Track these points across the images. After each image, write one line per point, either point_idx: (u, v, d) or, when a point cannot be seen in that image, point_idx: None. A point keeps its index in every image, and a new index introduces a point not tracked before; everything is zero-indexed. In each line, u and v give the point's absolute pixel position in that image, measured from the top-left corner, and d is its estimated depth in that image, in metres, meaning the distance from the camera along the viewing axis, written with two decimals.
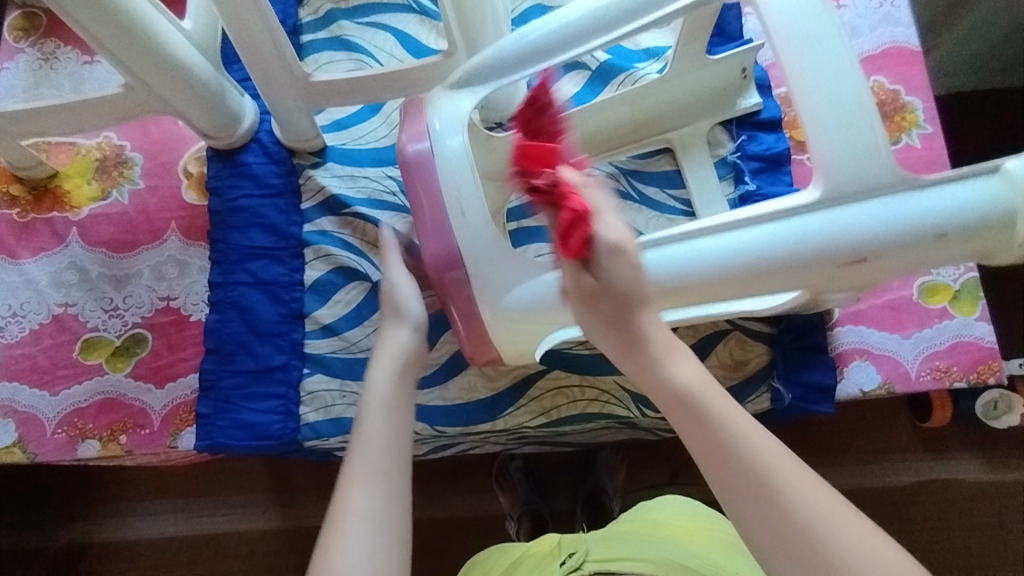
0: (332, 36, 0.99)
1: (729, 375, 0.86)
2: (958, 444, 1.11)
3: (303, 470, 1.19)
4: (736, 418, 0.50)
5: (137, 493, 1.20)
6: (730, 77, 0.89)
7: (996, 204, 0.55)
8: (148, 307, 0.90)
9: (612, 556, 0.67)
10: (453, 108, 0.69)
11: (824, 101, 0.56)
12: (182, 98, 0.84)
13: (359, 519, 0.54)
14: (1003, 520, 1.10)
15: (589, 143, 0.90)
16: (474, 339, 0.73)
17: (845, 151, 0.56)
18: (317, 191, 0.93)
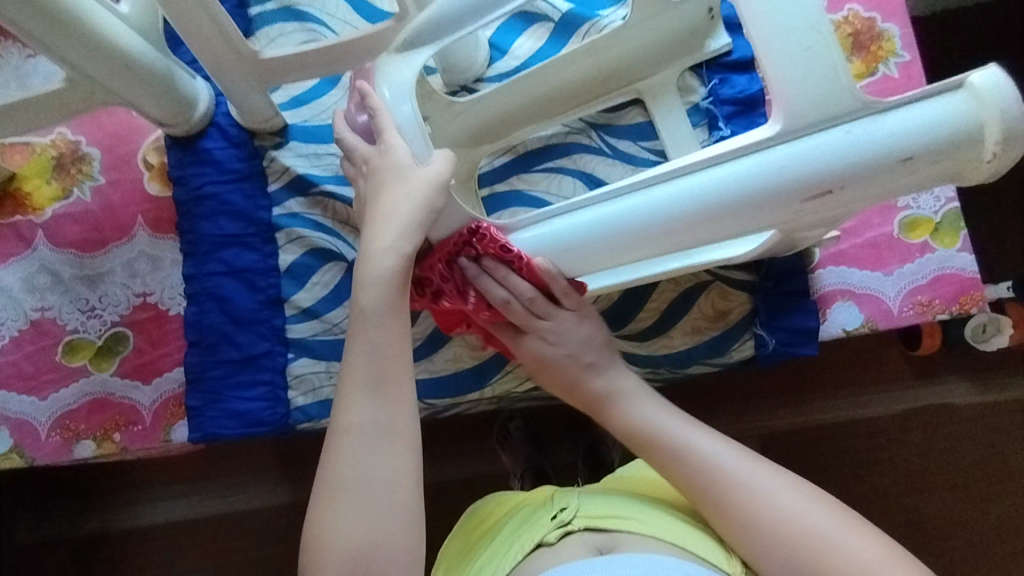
0: (281, 6, 0.95)
1: (711, 326, 0.86)
2: (949, 370, 1.13)
3: (307, 447, 1.20)
4: (723, 471, 0.66)
5: (148, 481, 1.23)
6: (697, 19, 0.84)
7: (964, 122, 0.51)
8: (124, 305, 0.89)
9: (604, 511, 0.69)
10: (401, 73, 0.65)
11: (776, 31, 0.53)
12: (129, 87, 0.80)
13: (359, 427, 0.59)
14: (994, 439, 1.12)
15: (556, 100, 0.87)
16: (449, 310, 0.76)
17: (801, 81, 0.54)
18: (283, 172, 0.91)
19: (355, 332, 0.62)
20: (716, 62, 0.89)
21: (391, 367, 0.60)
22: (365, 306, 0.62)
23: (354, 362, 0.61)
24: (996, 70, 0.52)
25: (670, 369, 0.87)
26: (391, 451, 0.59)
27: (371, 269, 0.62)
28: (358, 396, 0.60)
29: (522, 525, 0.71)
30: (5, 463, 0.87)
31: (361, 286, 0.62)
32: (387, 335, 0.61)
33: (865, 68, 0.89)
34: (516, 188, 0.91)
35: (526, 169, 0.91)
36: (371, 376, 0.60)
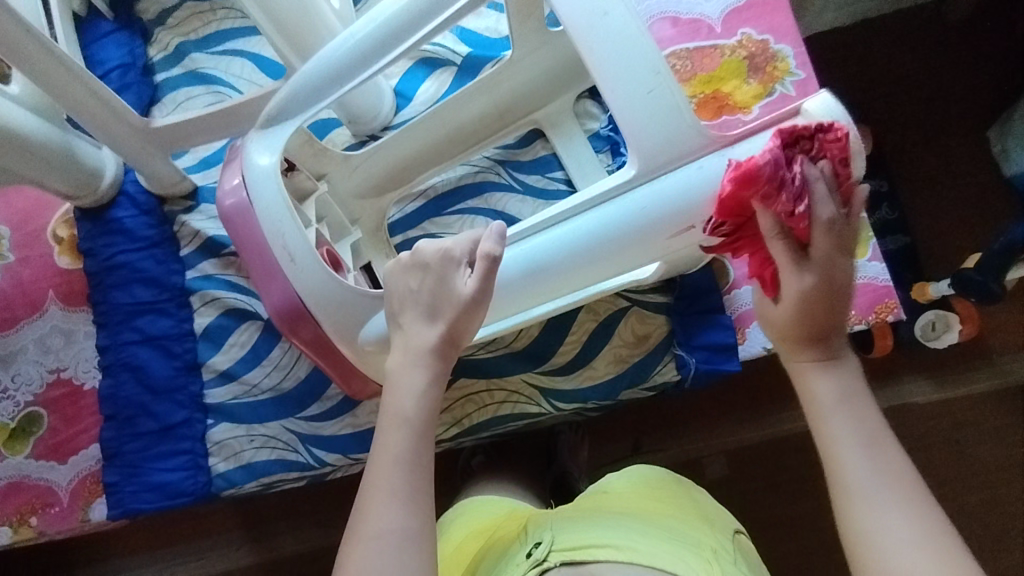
0: (187, 71, 0.95)
1: (633, 352, 0.85)
2: (906, 369, 1.12)
3: (266, 502, 1.18)
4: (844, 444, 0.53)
5: (102, 554, 1.19)
6: None
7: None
8: (38, 383, 0.87)
9: (579, 544, 0.64)
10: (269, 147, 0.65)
11: (619, 78, 0.55)
12: (26, 167, 0.80)
13: (372, 539, 0.53)
14: (958, 435, 1.11)
15: (454, 140, 0.88)
16: (344, 372, 0.74)
17: (647, 122, 0.55)
18: (193, 236, 0.90)
19: (382, 439, 0.58)
20: None
21: (426, 475, 0.57)
22: (397, 414, 0.58)
23: (383, 469, 0.56)
24: (828, 97, 0.56)
25: (596, 403, 0.86)
26: (411, 569, 0.52)
27: (405, 379, 0.59)
28: (388, 502, 0.54)
29: (499, 568, 0.67)
30: None
31: (394, 393, 0.59)
32: (422, 444, 0.57)
33: (763, 88, 0.91)
34: (429, 232, 0.91)
35: (438, 212, 0.91)
36: (407, 483, 0.55)
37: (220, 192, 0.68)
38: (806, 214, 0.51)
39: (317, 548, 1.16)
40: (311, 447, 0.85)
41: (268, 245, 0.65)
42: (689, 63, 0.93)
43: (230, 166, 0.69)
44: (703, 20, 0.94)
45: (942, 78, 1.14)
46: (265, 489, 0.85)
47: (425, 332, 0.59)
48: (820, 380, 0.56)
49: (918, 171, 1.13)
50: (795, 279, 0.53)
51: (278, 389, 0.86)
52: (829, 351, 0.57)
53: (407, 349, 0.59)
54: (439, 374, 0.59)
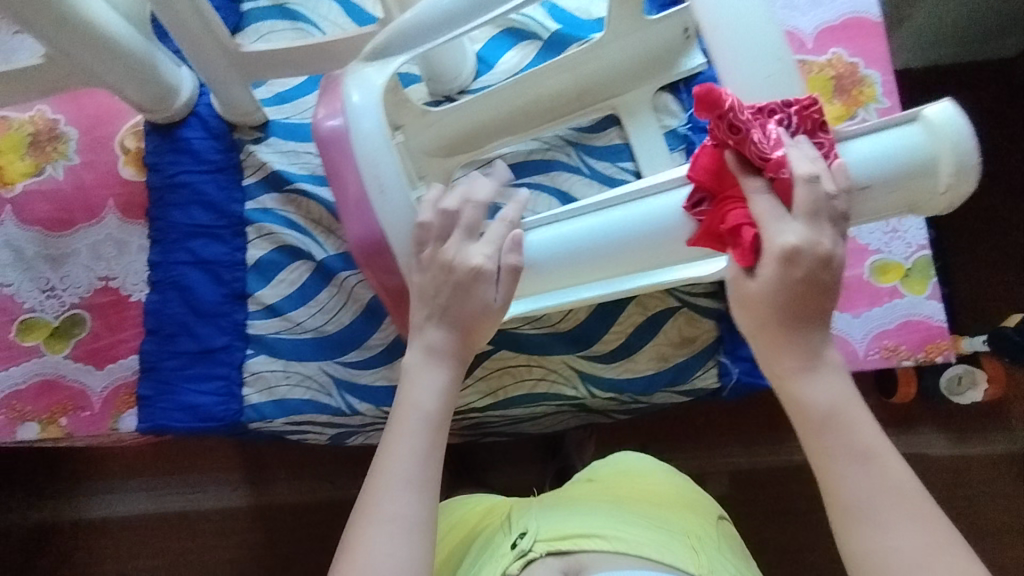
0: (274, 4, 0.95)
1: (677, 352, 0.85)
2: (924, 418, 1.12)
3: (268, 446, 1.20)
4: (870, 433, 0.53)
5: (104, 470, 1.20)
6: (673, 38, 0.85)
7: (921, 155, 0.52)
8: (86, 287, 0.88)
9: (564, 533, 0.65)
10: (369, 80, 0.62)
11: (741, 56, 0.54)
12: (111, 72, 0.80)
13: (383, 522, 0.55)
14: (965, 492, 1.11)
15: (532, 113, 0.87)
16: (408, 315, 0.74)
17: (760, 104, 0.54)
18: (259, 167, 0.90)
19: (394, 429, 0.60)
20: (697, 87, 0.90)
21: (434, 466, 0.59)
22: (415, 406, 0.61)
23: (393, 457, 0.59)
24: (952, 106, 0.52)
25: (631, 396, 0.85)
26: (416, 551, 0.55)
27: (423, 376, 0.63)
28: (395, 490, 0.57)
29: (482, 554, 0.68)
30: None
31: (413, 386, 0.62)
32: (432, 436, 0.60)
33: (845, 110, 0.90)
34: None
35: None
36: (417, 472, 0.58)
37: (316, 118, 0.67)
38: (781, 157, 0.49)
39: (317, 499, 1.17)
40: (345, 393, 0.85)
41: (362, 180, 0.62)
42: None
43: (329, 94, 0.67)
44: (797, 33, 0.93)
45: (1019, 131, 1.12)
46: (293, 427, 0.86)
47: (441, 335, 0.63)
48: (814, 386, 0.53)
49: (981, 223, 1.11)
50: (763, 209, 0.50)
51: (320, 331, 0.86)
52: (818, 347, 0.53)
53: (428, 349, 0.63)
54: (457, 372, 0.64)
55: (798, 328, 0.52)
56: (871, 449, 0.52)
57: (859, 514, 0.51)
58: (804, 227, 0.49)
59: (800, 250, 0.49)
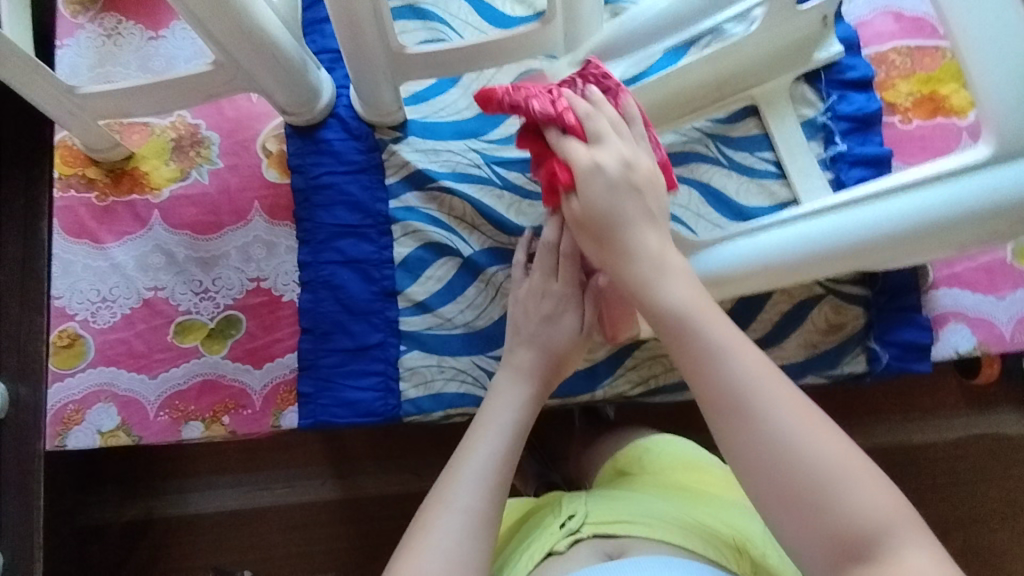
0: (406, 4, 0.96)
1: (824, 339, 0.86)
2: (1002, 399, 1.14)
3: (356, 440, 1.22)
4: (762, 371, 0.51)
5: (198, 469, 1.21)
6: (812, 28, 0.83)
7: None
8: (238, 289, 0.90)
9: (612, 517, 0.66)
10: None
11: (989, 51, 0.54)
12: (267, 73, 0.82)
13: (458, 512, 0.57)
14: None
15: (673, 105, 0.88)
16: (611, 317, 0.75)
17: (1017, 102, 0.54)
18: (402, 166, 0.91)
19: (475, 430, 0.64)
20: (835, 75, 0.91)
21: (507, 471, 0.61)
22: (495, 414, 0.66)
23: (472, 455, 0.62)
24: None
25: None
26: (479, 547, 0.56)
27: (510, 390, 0.68)
28: (469, 484, 0.59)
29: (535, 529, 0.69)
30: (112, 440, 0.87)
31: (497, 399, 0.67)
32: (513, 444, 0.63)
33: None
34: None
35: None
36: (492, 472, 0.60)
37: None
38: (566, 107, 0.63)
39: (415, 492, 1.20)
40: None
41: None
42: (909, 61, 0.92)
43: None
44: (928, 19, 0.93)
45: None
46: (448, 421, 0.87)
47: (533, 355, 0.71)
48: (669, 288, 0.56)
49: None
50: (580, 151, 0.61)
51: (471, 326, 0.88)
52: (679, 293, 0.56)
53: (515, 368, 0.70)
54: (537, 393, 0.69)
55: (613, 231, 0.60)
56: (769, 389, 0.50)
57: (777, 458, 0.48)
58: (625, 144, 0.62)
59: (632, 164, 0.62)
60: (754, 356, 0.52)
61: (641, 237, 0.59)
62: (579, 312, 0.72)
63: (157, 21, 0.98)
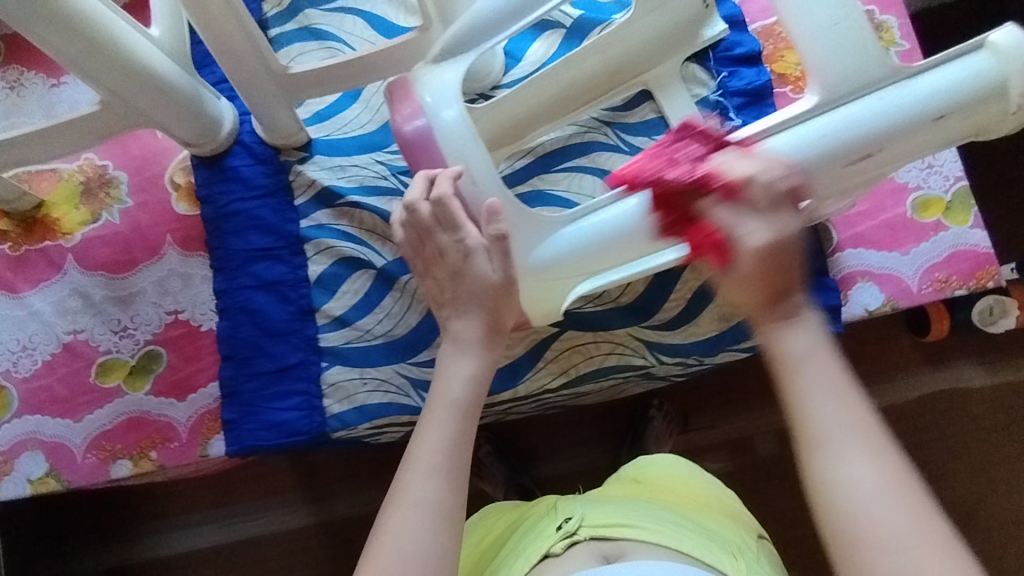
0: (301, 27, 0.97)
1: (736, 311, 0.88)
2: (959, 353, 1.13)
3: (325, 461, 1.21)
4: (838, 401, 0.48)
5: (170, 509, 1.21)
6: (694, 9, 0.88)
7: (992, 78, 0.61)
8: (157, 323, 0.90)
9: (609, 521, 0.67)
10: (443, 79, 0.68)
11: (807, 8, 0.61)
12: (159, 109, 0.83)
13: (412, 508, 0.54)
14: (1010, 418, 1.13)
15: (569, 98, 0.89)
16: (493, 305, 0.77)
17: (834, 52, 0.61)
18: (309, 185, 0.92)
19: (428, 418, 0.60)
20: (723, 53, 0.93)
21: (463, 454, 0.58)
22: (445, 397, 0.60)
23: (425, 442, 0.58)
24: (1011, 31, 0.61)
25: (698, 358, 0.88)
26: (442, 545, 0.54)
27: (454, 367, 0.62)
28: (423, 474, 0.56)
29: (526, 534, 0.70)
30: (43, 488, 0.86)
31: (446, 381, 0.62)
32: (464, 428, 0.59)
33: None
34: (538, 189, 0.92)
35: (546, 169, 0.93)
36: (443, 459, 0.57)
37: (394, 122, 0.70)
38: (716, 172, 0.57)
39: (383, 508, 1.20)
40: (423, 392, 0.87)
41: (450, 171, 0.68)
42: None
43: (402, 97, 0.70)
44: None
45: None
46: (375, 432, 0.88)
47: (471, 324, 0.64)
48: (790, 332, 0.51)
49: (1017, 145, 1.12)
50: (744, 225, 0.52)
51: (390, 335, 0.89)
52: (797, 303, 0.52)
53: (457, 340, 0.64)
54: (489, 360, 0.63)
55: (788, 291, 0.51)
56: (839, 399, 0.48)
57: (822, 471, 0.47)
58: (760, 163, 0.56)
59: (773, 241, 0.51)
60: (833, 398, 0.48)
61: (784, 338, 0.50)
62: (490, 262, 0.64)
63: (57, 69, 0.99)
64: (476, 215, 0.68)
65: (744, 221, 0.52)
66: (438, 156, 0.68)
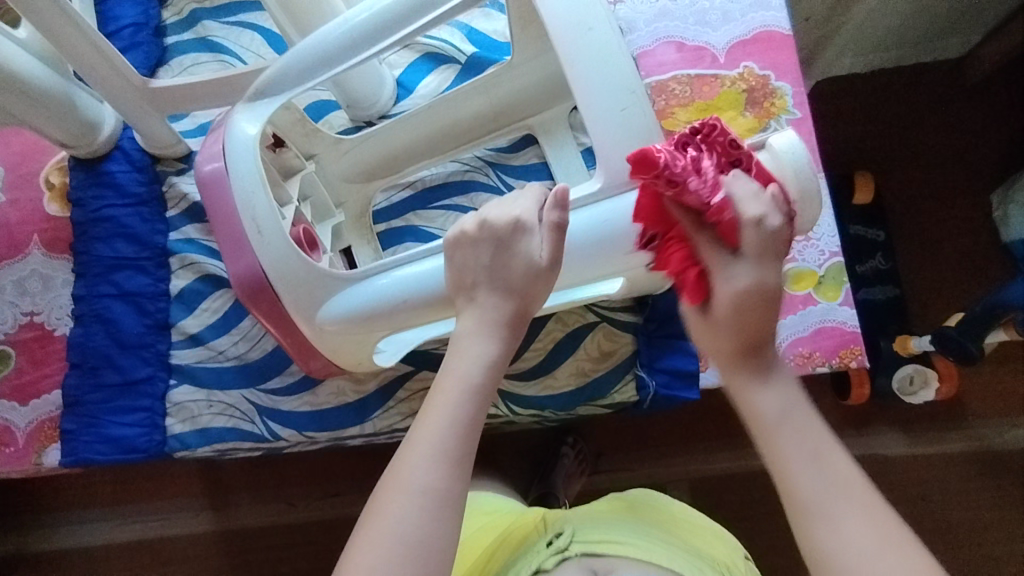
0: (197, 37, 0.96)
1: (596, 367, 0.86)
2: (881, 420, 1.17)
3: (236, 470, 1.18)
4: (817, 442, 0.52)
5: (66, 502, 1.18)
6: None
7: (769, 181, 0.59)
8: (11, 324, 0.89)
9: (599, 538, 0.64)
10: (251, 117, 0.69)
11: (595, 91, 0.60)
12: (28, 110, 0.80)
13: (416, 493, 0.51)
14: (926, 491, 1.15)
15: (448, 136, 0.87)
16: (300, 348, 0.75)
17: (620, 138, 0.60)
18: (181, 198, 0.91)
19: (435, 398, 0.55)
20: None
21: (473, 439, 0.54)
22: (461, 377, 0.56)
23: (431, 425, 0.54)
24: (794, 136, 0.59)
25: (553, 412, 0.87)
26: (441, 531, 0.50)
27: (471, 346, 0.57)
28: (429, 456, 0.52)
29: (517, 559, 0.66)
30: None
31: (457, 356, 0.57)
32: (473, 412, 0.55)
33: (757, 122, 0.92)
34: (411, 224, 0.91)
35: (424, 205, 0.92)
36: (453, 444, 0.53)
37: (199, 162, 0.72)
38: (726, 202, 0.52)
39: (276, 523, 1.16)
40: (267, 420, 0.86)
41: (239, 216, 0.69)
42: (689, 89, 0.93)
43: (213, 138, 0.71)
44: (708, 49, 0.94)
45: (908, 142, 1.27)
46: (216, 455, 0.87)
47: (494, 300, 0.58)
48: (759, 397, 0.55)
49: (893, 222, 1.25)
50: (736, 271, 0.52)
51: (243, 359, 0.87)
52: (764, 361, 0.56)
53: (481, 319, 0.58)
54: (506, 346, 0.58)
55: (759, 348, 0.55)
56: (825, 453, 0.52)
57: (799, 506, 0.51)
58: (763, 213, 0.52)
59: (754, 289, 0.52)
60: (833, 463, 0.51)
61: (759, 399, 0.55)
62: (538, 240, 0.58)
63: None
64: (261, 268, 0.69)
65: (732, 269, 0.52)
66: (232, 204, 0.69)
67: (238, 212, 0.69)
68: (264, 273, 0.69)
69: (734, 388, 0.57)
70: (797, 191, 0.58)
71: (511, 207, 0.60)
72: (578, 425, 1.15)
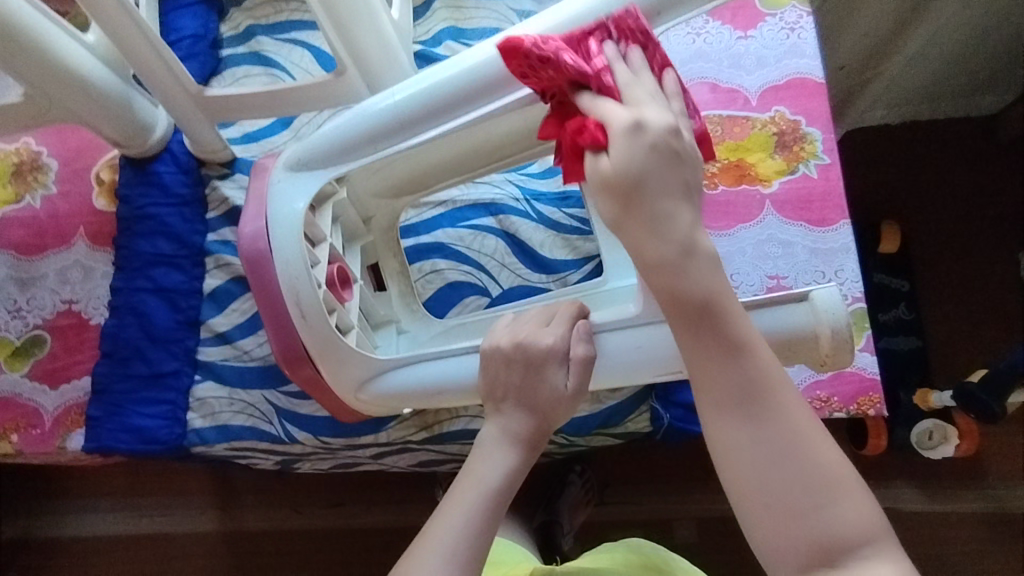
0: (251, 51, 1.01)
1: (612, 396, 0.87)
2: (896, 473, 1.15)
3: (245, 472, 1.19)
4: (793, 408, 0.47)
5: (79, 489, 1.21)
6: None
7: (801, 330, 0.58)
8: (50, 310, 0.92)
9: None
10: (296, 189, 0.72)
11: None
12: (87, 110, 0.84)
13: None
14: (940, 551, 1.12)
15: (481, 152, 0.81)
16: (336, 408, 0.80)
17: None
18: (221, 202, 0.94)
19: (451, 496, 0.53)
20: None
21: (487, 538, 0.51)
22: (480, 481, 0.54)
23: (445, 523, 0.51)
24: (835, 292, 0.58)
25: (566, 436, 0.87)
26: None
27: (493, 452, 0.56)
28: (439, 552, 0.49)
29: None
30: None
31: (479, 461, 0.56)
32: (490, 515, 0.52)
33: (786, 165, 0.93)
34: (440, 241, 0.94)
35: (454, 224, 0.95)
36: (465, 545, 0.50)
37: (241, 227, 0.73)
38: (604, 67, 0.51)
39: (279, 529, 1.17)
40: (285, 422, 0.88)
41: (284, 299, 0.71)
42: (720, 129, 0.95)
43: (255, 200, 0.74)
44: (741, 91, 0.97)
45: (937, 194, 1.27)
46: (232, 453, 0.89)
47: (520, 415, 0.57)
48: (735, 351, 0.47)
49: (920, 273, 1.24)
50: (618, 111, 0.48)
51: (266, 360, 0.89)
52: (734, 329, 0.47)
53: (506, 429, 0.57)
54: (526, 458, 0.57)
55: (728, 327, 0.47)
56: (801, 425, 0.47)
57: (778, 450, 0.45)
58: (656, 112, 0.48)
59: (646, 122, 0.47)
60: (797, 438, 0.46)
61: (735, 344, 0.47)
62: (565, 370, 0.58)
63: None
64: (302, 344, 0.73)
65: (610, 107, 0.49)
66: (275, 281, 0.72)
67: (281, 289, 0.71)
68: (305, 350, 0.73)
69: (619, 234, 0.49)
70: (829, 346, 0.58)
71: (543, 332, 0.59)
72: (587, 454, 1.14)
